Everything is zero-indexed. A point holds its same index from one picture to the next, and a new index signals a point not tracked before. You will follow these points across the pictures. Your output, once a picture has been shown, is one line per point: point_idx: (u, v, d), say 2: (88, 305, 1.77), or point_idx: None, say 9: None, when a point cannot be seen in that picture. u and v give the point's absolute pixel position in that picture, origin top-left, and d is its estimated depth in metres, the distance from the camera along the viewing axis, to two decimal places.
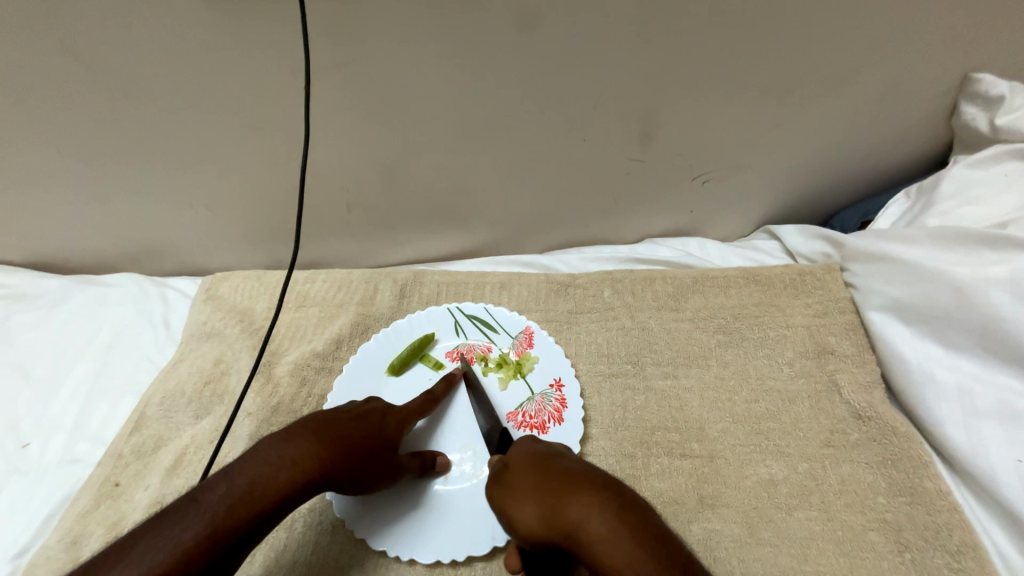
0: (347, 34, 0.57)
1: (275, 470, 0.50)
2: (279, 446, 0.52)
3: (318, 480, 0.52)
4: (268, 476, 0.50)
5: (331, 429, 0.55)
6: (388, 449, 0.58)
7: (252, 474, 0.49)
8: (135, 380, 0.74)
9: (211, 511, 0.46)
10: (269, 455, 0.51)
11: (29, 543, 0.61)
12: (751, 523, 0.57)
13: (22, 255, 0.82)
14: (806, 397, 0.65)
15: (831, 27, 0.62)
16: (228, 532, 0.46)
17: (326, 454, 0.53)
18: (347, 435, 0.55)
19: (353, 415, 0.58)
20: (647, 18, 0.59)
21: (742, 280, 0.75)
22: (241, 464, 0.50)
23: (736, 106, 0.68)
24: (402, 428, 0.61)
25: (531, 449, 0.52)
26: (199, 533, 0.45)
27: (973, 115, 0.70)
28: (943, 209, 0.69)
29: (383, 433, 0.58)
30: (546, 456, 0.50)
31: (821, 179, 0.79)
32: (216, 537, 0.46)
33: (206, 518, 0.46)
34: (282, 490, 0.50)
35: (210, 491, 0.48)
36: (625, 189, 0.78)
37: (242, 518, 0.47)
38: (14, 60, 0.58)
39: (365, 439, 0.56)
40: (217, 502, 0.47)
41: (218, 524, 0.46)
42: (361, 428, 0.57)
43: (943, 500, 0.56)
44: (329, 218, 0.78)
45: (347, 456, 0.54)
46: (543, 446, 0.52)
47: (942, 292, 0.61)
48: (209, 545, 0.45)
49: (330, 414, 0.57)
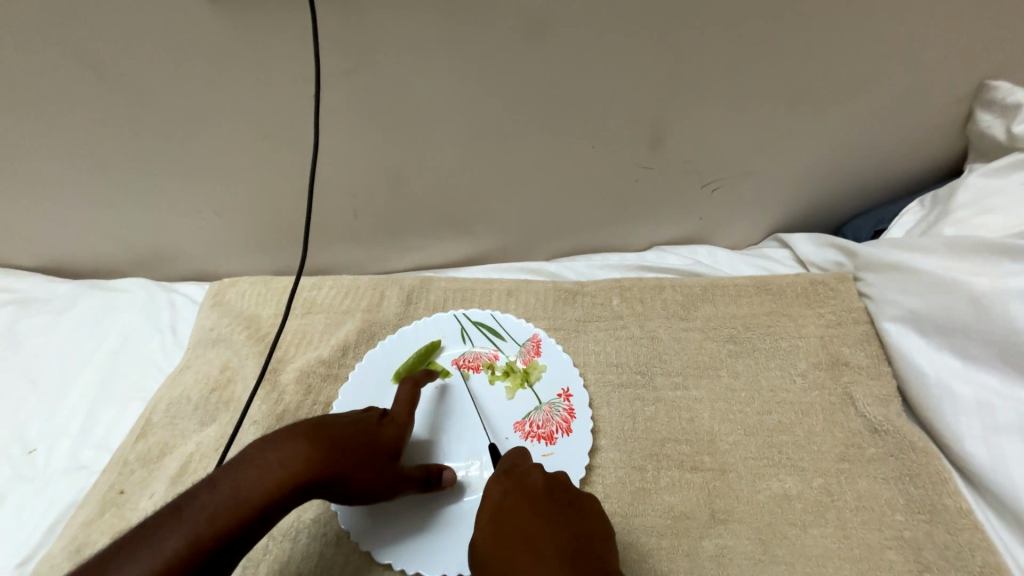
0: (355, 40, 0.57)
1: (261, 475, 0.49)
2: (265, 451, 0.51)
3: (305, 486, 0.51)
4: (254, 482, 0.49)
5: (319, 435, 0.54)
6: (383, 455, 0.57)
7: (237, 481, 0.49)
8: (141, 386, 0.73)
9: (193, 520, 0.45)
10: (255, 461, 0.50)
11: (33, 551, 0.60)
12: (765, 539, 0.55)
13: (32, 260, 0.82)
14: (819, 409, 0.64)
15: (845, 34, 0.61)
16: (212, 541, 0.45)
17: (314, 458, 0.52)
18: (336, 441, 0.54)
19: (344, 420, 0.57)
20: (658, 24, 0.58)
21: (753, 289, 0.74)
22: (226, 471, 0.49)
23: (747, 113, 0.68)
24: (401, 438, 0.60)
25: (494, 511, 0.49)
26: (180, 544, 0.44)
27: (989, 122, 0.69)
28: (959, 219, 0.68)
29: (377, 438, 0.57)
30: (505, 526, 0.47)
31: (833, 186, 0.78)
32: (199, 546, 0.45)
33: (188, 527, 0.45)
34: (267, 497, 0.49)
35: (194, 499, 0.47)
36: (634, 196, 0.77)
37: (225, 527, 0.46)
38: (26, 67, 0.58)
39: (355, 445, 0.55)
40: (199, 509, 0.46)
41: (201, 533, 0.45)
42: (352, 432, 0.56)
43: (964, 518, 0.55)
44: (337, 224, 0.78)
45: (337, 461, 0.53)
46: (501, 517, 0.48)
47: (960, 303, 0.60)
48: (192, 555, 0.44)
49: (322, 419, 0.56)
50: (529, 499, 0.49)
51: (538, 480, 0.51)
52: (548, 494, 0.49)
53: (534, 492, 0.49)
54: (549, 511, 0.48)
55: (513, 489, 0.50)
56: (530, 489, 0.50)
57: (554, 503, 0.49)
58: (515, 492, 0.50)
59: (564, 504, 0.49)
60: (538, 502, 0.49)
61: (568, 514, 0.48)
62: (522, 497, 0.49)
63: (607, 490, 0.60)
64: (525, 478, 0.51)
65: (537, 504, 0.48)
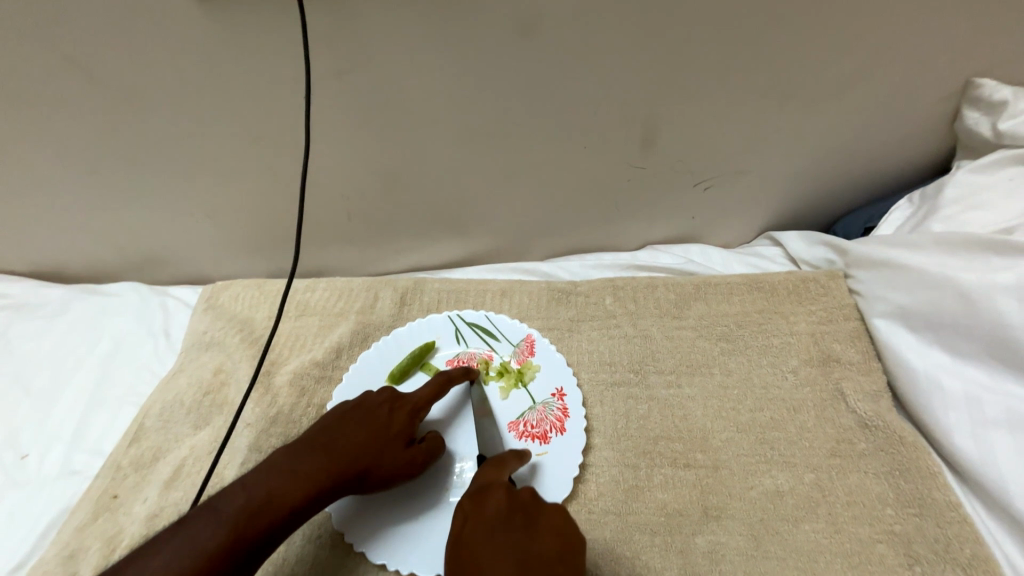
0: (346, 42, 0.57)
1: (289, 481, 0.52)
2: (293, 459, 0.53)
3: (331, 489, 0.53)
4: (285, 486, 0.51)
5: (341, 436, 0.56)
6: (399, 444, 0.58)
7: (269, 485, 0.51)
8: (135, 390, 0.73)
9: (231, 518, 0.48)
10: (284, 466, 0.53)
11: (26, 557, 0.60)
12: (757, 535, 0.56)
13: (24, 265, 0.82)
14: (810, 406, 0.64)
15: (832, 33, 0.61)
16: (250, 539, 0.48)
17: (338, 462, 0.54)
18: (357, 439, 0.56)
19: (360, 418, 0.58)
20: (646, 25, 0.59)
21: (745, 287, 0.75)
22: (258, 475, 0.52)
23: (737, 112, 0.68)
24: (414, 420, 0.60)
25: (455, 541, 0.48)
26: (221, 539, 0.47)
27: (976, 119, 0.69)
28: (947, 215, 0.68)
29: (390, 430, 0.58)
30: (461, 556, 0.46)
31: (824, 184, 0.79)
32: (237, 543, 0.47)
33: (227, 525, 0.48)
34: (298, 499, 0.51)
35: (231, 500, 0.49)
36: (626, 196, 0.78)
37: (263, 526, 0.49)
38: (16, 72, 0.58)
39: (374, 439, 0.57)
40: (236, 509, 0.49)
41: (239, 530, 0.48)
42: (368, 430, 0.57)
43: (953, 512, 0.55)
44: (329, 226, 0.78)
45: (354, 459, 0.55)
46: (460, 547, 0.47)
47: (947, 299, 0.61)
48: (231, 551, 0.47)
49: (341, 416, 0.58)
50: (485, 526, 0.48)
51: (497, 504, 0.49)
52: (504, 520, 0.48)
53: (489, 519, 0.48)
54: (503, 536, 0.46)
55: (473, 516, 0.49)
56: (487, 516, 0.48)
57: (510, 528, 0.47)
58: (473, 519, 0.49)
59: (519, 527, 0.47)
60: (494, 527, 0.47)
61: (523, 536, 0.47)
62: (479, 523, 0.48)
63: (600, 489, 0.60)
64: (484, 504, 0.50)
65: (491, 531, 0.47)
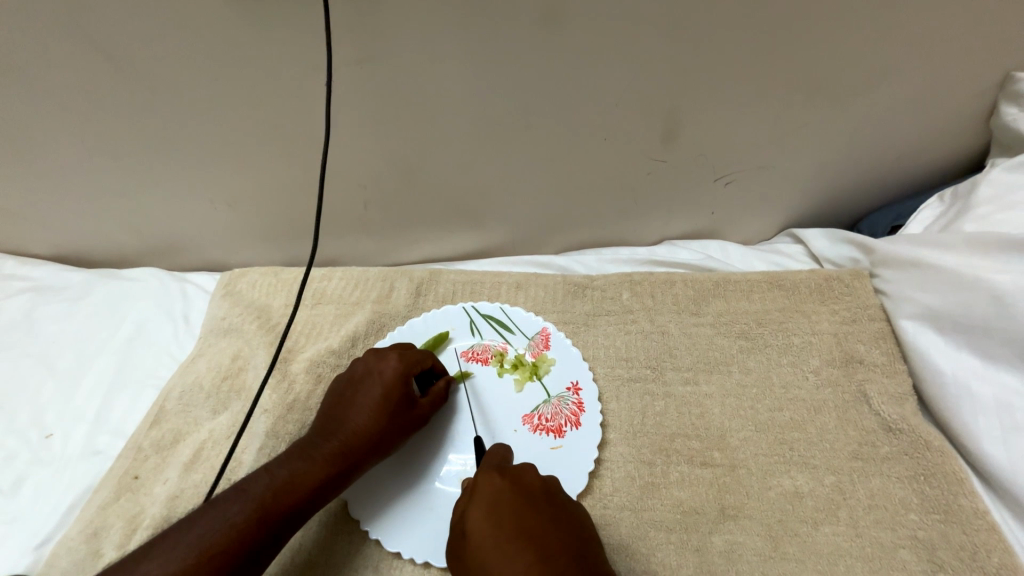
0: (369, 30, 0.57)
1: (309, 463, 0.54)
2: (308, 448, 0.56)
3: (349, 466, 0.55)
4: (302, 467, 0.53)
5: (348, 418, 0.58)
6: (400, 404, 0.60)
7: (290, 469, 0.53)
8: (155, 374, 0.74)
9: (257, 496, 0.50)
10: (300, 454, 0.55)
11: (51, 533, 0.61)
12: (775, 536, 0.55)
13: (47, 248, 0.83)
14: (832, 407, 0.63)
15: (865, 24, 0.59)
16: (278, 517, 0.50)
17: (349, 440, 0.56)
18: (361, 414, 0.58)
19: (360, 391, 0.60)
20: (673, 14, 0.57)
21: (766, 284, 0.73)
22: (279, 461, 0.54)
23: (763, 105, 0.67)
24: (409, 380, 0.61)
25: (492, 506, 0.49)
26: (248, 512, 0.49)
27: (1015, 115, 0.67)
28: (981, 214, 0.66)
29: (389, 393, 0.59)
30: (506, 522, 0.47)
31: (850, 181, 0.77)
32: (265, 521, 0.49)
33: (254, 501, 0.50)
34: (319, 480, 0.53)
35: (257, 482, 0.52)
36: (647, 190, 0.77)
37: (287, 505, 0.51)
38: (41, 57, 0.58)
39: (376, 409, 0.58)
40: (262, 489, 0.51)
41: (264, 508, 0.50)
42: (368, 401, 0.59)
43: (981, 519, 0.54)
44: (347, 216, 0.78)
45: (364, 430, 0.57)
46: (501, 512, 0.48)
47: (978, 300, 0.59)
48: (259, 526, 0.49)
49: (345, 400, 0.60)
50: (528, 498, 0.49)
51: (535, 480, 0.51)
52: (546, 496, 0.50)
53: (532, 494, 0.50)
54: (549, 512, 0.49)
55: (510, 486, 0.50)
56: (527, 489, 0.50)
57: (552, 503, 0.50)
58: (513, 489, 0.50)
59: (561, 507, 0.50)
60: (539, 501, 0.50)
61: (565, 513, 0.50)
62: (520, 495, 0.50)
63: (616, 485, 0.60)
64: (519, 479, 0.51)
65: (536, 504, 0.49)
